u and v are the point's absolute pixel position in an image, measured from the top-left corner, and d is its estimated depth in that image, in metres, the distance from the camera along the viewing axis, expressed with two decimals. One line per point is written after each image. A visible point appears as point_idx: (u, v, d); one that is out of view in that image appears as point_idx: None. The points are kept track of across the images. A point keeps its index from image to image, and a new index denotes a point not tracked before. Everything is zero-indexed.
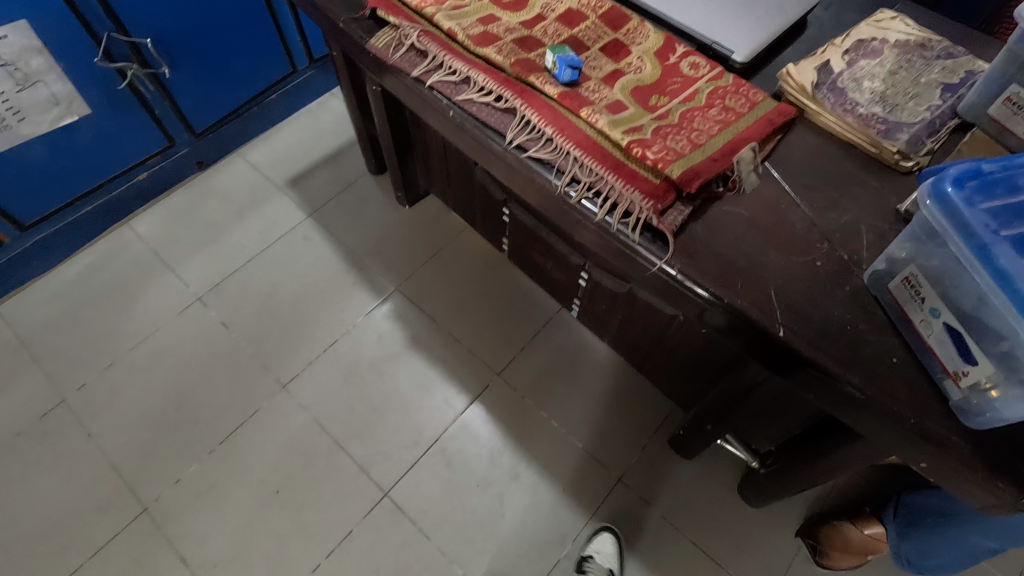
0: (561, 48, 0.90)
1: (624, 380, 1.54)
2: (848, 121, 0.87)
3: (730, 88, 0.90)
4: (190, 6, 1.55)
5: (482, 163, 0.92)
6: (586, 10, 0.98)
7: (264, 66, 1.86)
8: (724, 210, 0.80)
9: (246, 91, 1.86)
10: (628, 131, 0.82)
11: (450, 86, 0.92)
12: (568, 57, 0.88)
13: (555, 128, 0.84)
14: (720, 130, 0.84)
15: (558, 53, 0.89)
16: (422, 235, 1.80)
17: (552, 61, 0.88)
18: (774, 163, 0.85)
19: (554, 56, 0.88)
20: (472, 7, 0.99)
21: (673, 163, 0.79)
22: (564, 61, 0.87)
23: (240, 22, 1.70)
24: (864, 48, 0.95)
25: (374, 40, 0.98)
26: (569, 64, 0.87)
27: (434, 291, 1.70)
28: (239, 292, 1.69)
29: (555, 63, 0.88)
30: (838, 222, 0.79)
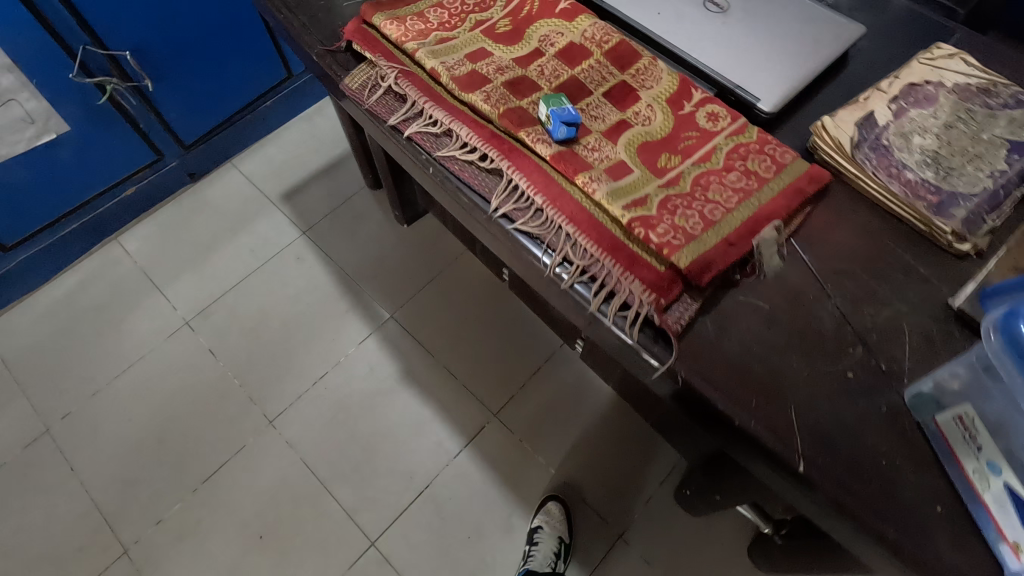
0: (556, 99, 0.78)
1: (630, 425, 1.43)
2: (893, 191, 0.74)
3: (753, 146, 0.77)
4: (172, 14, 1.45)
5: (467, 226, 0.82)
6: (591, 44, 0.85)
7: (257, 73, 1.75)
8: (740, 301, 0.69)
9: (238, 100, 1.76)
10: (631, 204, 0.71)
11: (430, 138, 0.81)
12: (564, 109, 0.76)
13: (546, 197, 0.73)
14: (739, 202, 0.72)
15: (552, 104, 0.76)
16: (420, 257, 1.70)
17: (546, 113, 0.76)
18: (802, 241, 0.73)
19: (548, 108, 0.76)
20: (460, 40, 0.87)
21: (681, 249, 0.67)
22: (559, 113, 0.75)
23: (228, 28, 1.59)
24: (915, 94, 0.81)
25: (347, 80, 0.87)
26: (566, 117, 0.75)
27: (430, 320, 1.60)
28: (228, 316, 1.62)
29: (548, 117, 0.76)
30: (875, 319, 0.67)
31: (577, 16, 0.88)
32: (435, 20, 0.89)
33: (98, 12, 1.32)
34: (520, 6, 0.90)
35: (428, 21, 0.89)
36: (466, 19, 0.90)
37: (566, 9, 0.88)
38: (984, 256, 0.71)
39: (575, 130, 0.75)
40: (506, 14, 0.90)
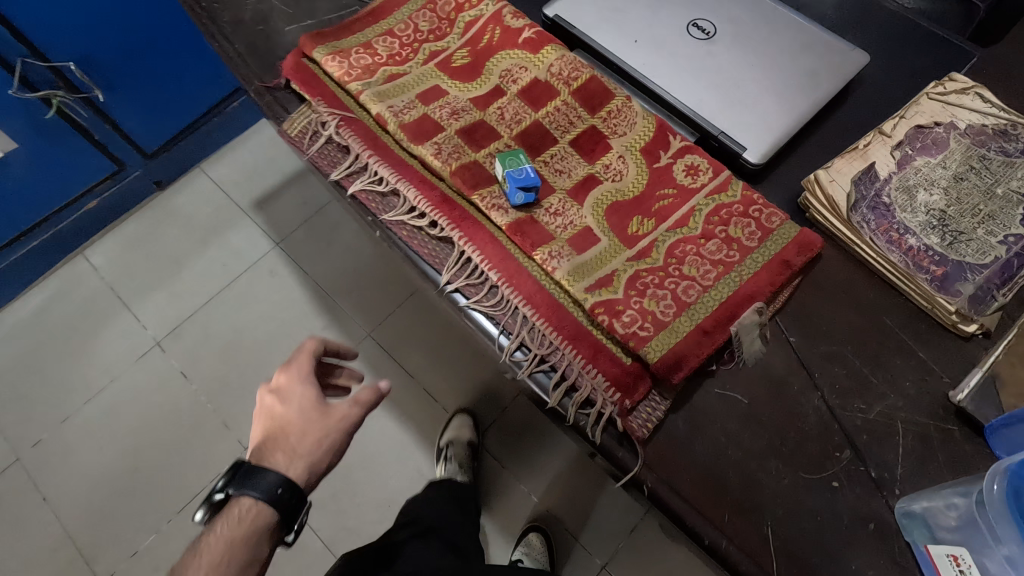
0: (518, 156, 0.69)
1: None
2: (892, 259, 0.66)
3: (737, 207, 0.68)
4: (117, 20, 1.33)
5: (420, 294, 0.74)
6: (557, 81, 0.76)
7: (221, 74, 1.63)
8: (716, 394, 0.62)
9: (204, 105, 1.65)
10: (594, 284, 0.63)
11: (376, 196, 0.72)
12: (525, 168, 0.67)
13: (501, 274, 0.65)
14: (718, 278, 0.64)
15: (512, 163, 0.68)
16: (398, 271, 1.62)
17: (504, 172, 0.67)
18: (788, 320, 0.65)
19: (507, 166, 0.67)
20: (411, 77, 0.78)
21: (650, 341, 0.59)
22: (518, 172, 0.67)
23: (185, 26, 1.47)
24: (922, 138, 0.72)
25: (286, 125, 0.77)
26: (526, 177, 0.66)
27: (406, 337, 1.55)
28: (200, 336, 1.56)
29: (505, 178, 0.67)
30: (865, 416, 0.60)
31: (544, 46, 0.77)
32: (384, 53, 0.79)
33: (33, 18, 1.21)
34: (480, 33, 0.80)
35: (376, 53, 0.79)
36: (419, 49, 0.80)
37: (530, 38, 0.78)
38: (992, 337, 0.63)
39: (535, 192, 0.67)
40: (465, 44, 0.80)
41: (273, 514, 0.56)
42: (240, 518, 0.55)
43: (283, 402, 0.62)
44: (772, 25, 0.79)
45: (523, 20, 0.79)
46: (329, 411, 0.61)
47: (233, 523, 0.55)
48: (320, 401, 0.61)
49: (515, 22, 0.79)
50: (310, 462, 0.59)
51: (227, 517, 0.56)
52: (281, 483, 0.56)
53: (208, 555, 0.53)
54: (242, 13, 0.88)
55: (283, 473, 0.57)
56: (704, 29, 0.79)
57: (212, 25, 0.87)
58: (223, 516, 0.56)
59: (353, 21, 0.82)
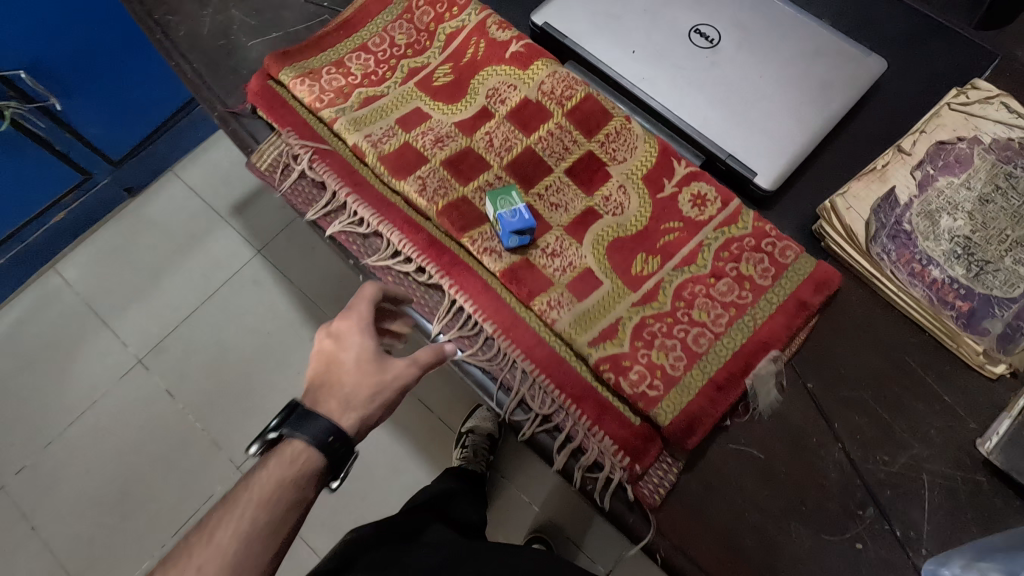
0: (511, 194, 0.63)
1: None
2: (914, 295, 0.61)
3: (748, 241, 0.63)
4: (69, 20, 1.22)
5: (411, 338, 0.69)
6: (549, 102, 0.69)
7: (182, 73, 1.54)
8: (730, 449, 0.58)
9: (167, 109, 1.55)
10: (598, 337, 0.58)
11: (357, 238, 0.66)
12: (518, 209, 0.61)
13: (497, 326, 0.60)
14: (730, 323, 0.60)
15: (504, 202, 0.62)
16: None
17: (495, 213, 0.61)
18: (804, 363, 0.61)
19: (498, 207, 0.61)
20: (389, 99, 0.71)
21: (660, 401, 0.55)
22: (511, 213, 0.61)
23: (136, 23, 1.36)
24: (944, 155, 0.67)
25: (254, 158, 0.71)
26: (520, 219, 0.61)
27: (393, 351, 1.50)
28: (184, 352, 1.50)
29: (496, 219, 0.61)
30: (889, 468, 0.57)
31: (533, 61, 0.70)
32: (357, 72, 0.72)
33: None
34: (462, 47, 0.73)
35: (349, 73, 0.72)
36: (397, 66, 0.73)
37: (518, 52, 0.71)
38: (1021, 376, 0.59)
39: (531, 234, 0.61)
40: (447, 59, 0.73)
41: (323, 460, 0.53)
42: (291, 456, 0.52)
43: (337, 346, 0.57)
44: (781, 31, 0.72)
45: (510, 31, 0.72)
46: (386, 365, 0.56)
47: (284, 463, 0.51)
48: (377, 354, 0.56)
49: (501, 34, 0.72)
50: (365, 413, 0.55)
51: (279, 456, 0.52)
52: (333, 430, 0.53)
53: (257, 493, 0.49)
54: (199, 26, 0.80)
55: (335, 420, 0.54)
56: (707, 37, 0.72)
57: (166, 41, 0.79)
58: (274, 454, 0.52)
59: (322, 36, 0.74)
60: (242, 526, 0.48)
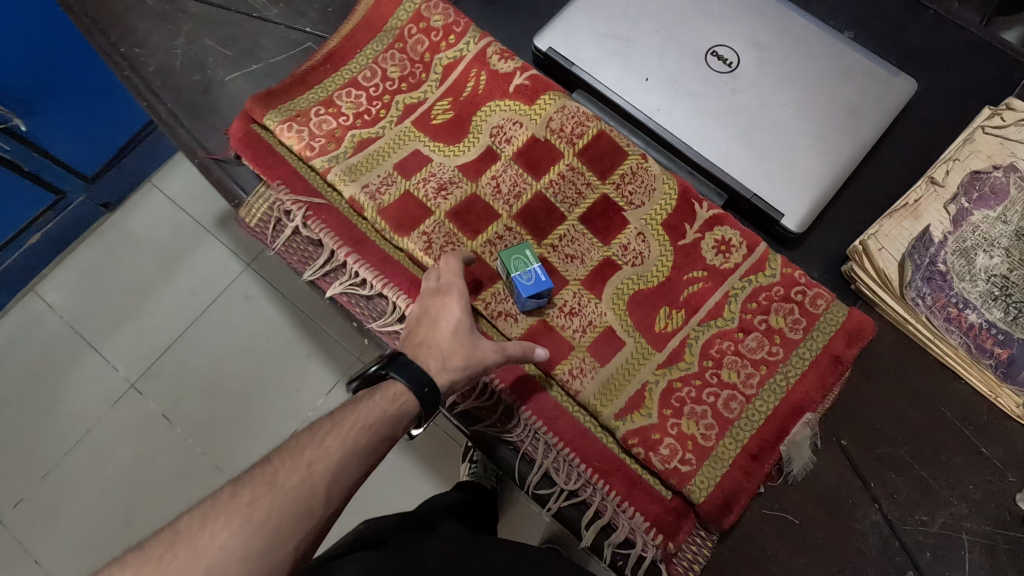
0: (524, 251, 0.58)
1: None
2: (951, 343, 0.58)
3: (777, 290, 0.60)
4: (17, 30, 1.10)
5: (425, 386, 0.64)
6: (559, 140, 0.64)
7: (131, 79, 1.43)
8: (764, 516, 0.56)
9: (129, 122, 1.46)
10: (625, 406, 0.55)
11: (360, 299, 0.62)
12: (533, 270, 0.57)
13: (517, 395, 0.57)
14: (761, 383, 0.57)
15: (518, 262, 0.57)
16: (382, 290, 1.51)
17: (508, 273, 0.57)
18: (838, 418, 0.58)
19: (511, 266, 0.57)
20: (384, 141, 0.65)
21: (693, 477, 0.53)
22: (526, 274, 0.56)
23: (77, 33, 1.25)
24: (979, 185, 0.63)
25: (242, 213, 0.65)
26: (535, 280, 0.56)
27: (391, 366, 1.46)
28: (177, 374, 1.45)
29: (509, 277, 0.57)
30: (928, 529, 0.55)
31: (540, 95, 0.65)
32: (348, 111, 0.66)
33: None
34: (462, 80, 0.67)
35: (339, 113, 0.66)
36: (391, 103, 0.67)
37: (523, 85, 0.66)
38: None
39: (547, 296, 0.57)
40: (445, 93, 0.67)
41: (416, 408, 0.49)
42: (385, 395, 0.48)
43: (430, 317, 0.53)
44: (803, 51, 0.67)
45: (513, 61, 0.66)
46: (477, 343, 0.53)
47: (388, 398, 0.48)
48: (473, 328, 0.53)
49: (504, 65, 0.66)
50: (458, 376, 0.51)
51: (381, 390, 0.49)
52: (428, 381, 0.49)
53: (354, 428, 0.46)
54: (170, 60, 0.73)
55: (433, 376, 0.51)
56: (725, 60, 0.67)
57: (135, 77, 0.72)
58: (374, 390, 0.49)
59: (307, 71, 0.68)
60: (330, 454, 0.44)
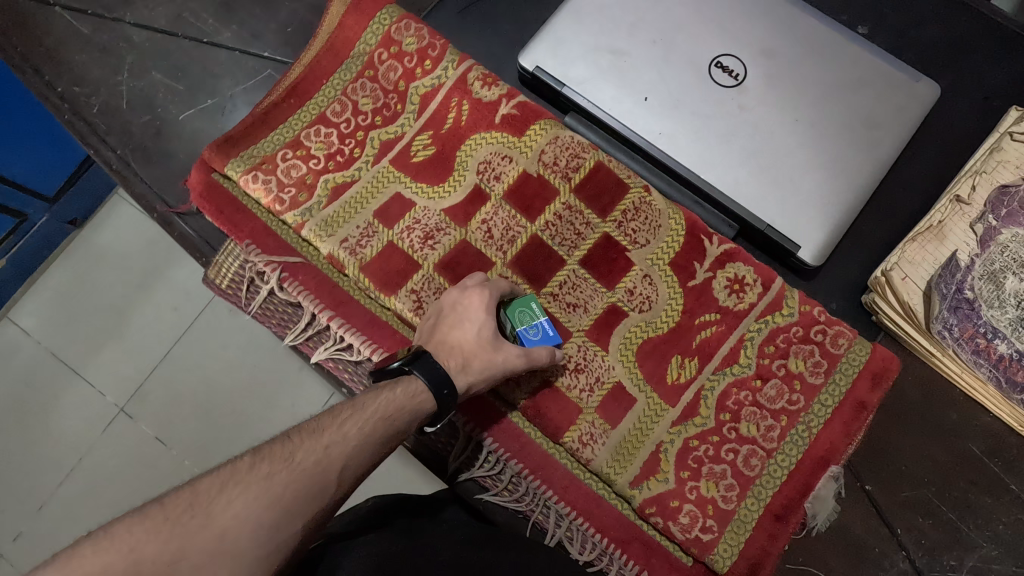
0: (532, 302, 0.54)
1: None
2: (980, 376, 0.55)
3: (796, 331, 0.56)
4: None
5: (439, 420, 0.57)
6: (553, 175, 0.59)
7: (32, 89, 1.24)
8: (787, 569, 0.54)
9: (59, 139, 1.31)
10: (640, 472, 0.52)
11: (348, 363, 0.57)
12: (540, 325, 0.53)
13: (525, 465, 0.53)
14: (782, 435, 0.53)
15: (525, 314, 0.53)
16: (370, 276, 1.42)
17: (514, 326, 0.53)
18: (863, 462, 0.56)
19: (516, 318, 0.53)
20: (362, 185, 0.59)
21: (715, 546, 0.50)
22: (533, 329, 0.53)
23: None
24: (1008, 201, 0.58)
25: (210, 274, 0.60)
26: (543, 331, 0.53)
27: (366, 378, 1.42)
28: (168, 396, 1.17)
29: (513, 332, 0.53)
30: (957, 574, 0.53)
31: (530, 125, 0.60)
32: (319, 153, 0.60)
33: None
34: (442, 111, 0.61)
35: (310, 156, 0.60)
36: (365, 140, 0.61)
37: (510, 115, 0.60)
38: None
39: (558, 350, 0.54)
40: (426, 127, 0.61)
41: (433, 409, 0.47)
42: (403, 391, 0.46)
43: (456, 317, 0.51)
44: (816, 57, 0.61)
45: (498, 87, 0.60)
46: (500, 347, 0.50)
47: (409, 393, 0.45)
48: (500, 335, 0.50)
49: (487, 92, 0.60)
50: (476, 380, 0.49)
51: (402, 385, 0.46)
52: (447, 382, 0.47)
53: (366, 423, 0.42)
54: (116, 98, 0.66)
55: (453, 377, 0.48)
56: (731, 73, 0.61)
57: (78, 121, 0.65)
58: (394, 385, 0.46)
59: (270, 108, 0.61)
60: (348, 439, 0.41)
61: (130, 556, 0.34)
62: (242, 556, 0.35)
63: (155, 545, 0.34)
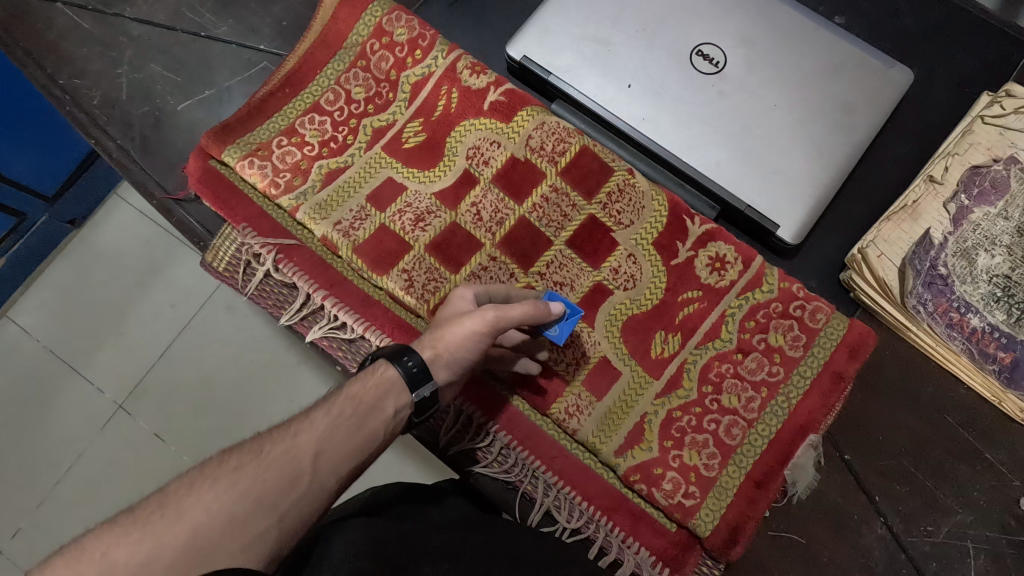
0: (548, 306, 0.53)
1: None
2: (953, 348, 0.57)
3: (776, 306, 0.57)
4: None
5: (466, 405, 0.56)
6: (539, 159, 0.61)
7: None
8: (770, 537, 0.55)
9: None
10: (625, 441, 0.53)
11: (342, 342, 0.59)
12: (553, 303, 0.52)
13: (514, 436, 0.55)
14: (763, 406, 0.55)
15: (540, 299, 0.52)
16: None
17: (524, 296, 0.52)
18: (842, 433, 0.57)
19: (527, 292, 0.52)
20: (355, 170, 0.61)
21: (697, 511, 0.51)
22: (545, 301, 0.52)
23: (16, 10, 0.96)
24: (979, 181, 0.60)
25: (207, 257, 0.61)
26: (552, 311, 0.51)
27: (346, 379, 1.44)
28: (161, 395, 1.17)
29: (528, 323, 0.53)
30: (933, 539, 0.55)
31: (517, 111, 0.62)
32: (313, 140, 0.62)
33: None
34: (433, 98, 0.63)
35: (304, 143, 0.62)
36: (358, 127, 0.63)
37: (498, 101, 0.62)
38: None
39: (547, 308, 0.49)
40: (417, 115, 0.63)
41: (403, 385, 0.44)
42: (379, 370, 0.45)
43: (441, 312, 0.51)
44: (793, 45, 0.63)
45: (486, 75, 0.62)
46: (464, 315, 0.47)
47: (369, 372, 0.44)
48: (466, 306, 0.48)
49: (476, 80, 0.62)
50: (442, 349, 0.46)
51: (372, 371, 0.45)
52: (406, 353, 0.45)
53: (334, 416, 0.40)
54: (116, 89, 0.68)
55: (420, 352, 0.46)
56: (711, 61, 0.63)
57: (79, 112, 0.67)
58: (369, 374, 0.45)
59: (266, 97, 0.63)
60: (316, 429, 0.39)
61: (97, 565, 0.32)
62: (213, 552, 0.33)
63: (120, 551, 0.32)
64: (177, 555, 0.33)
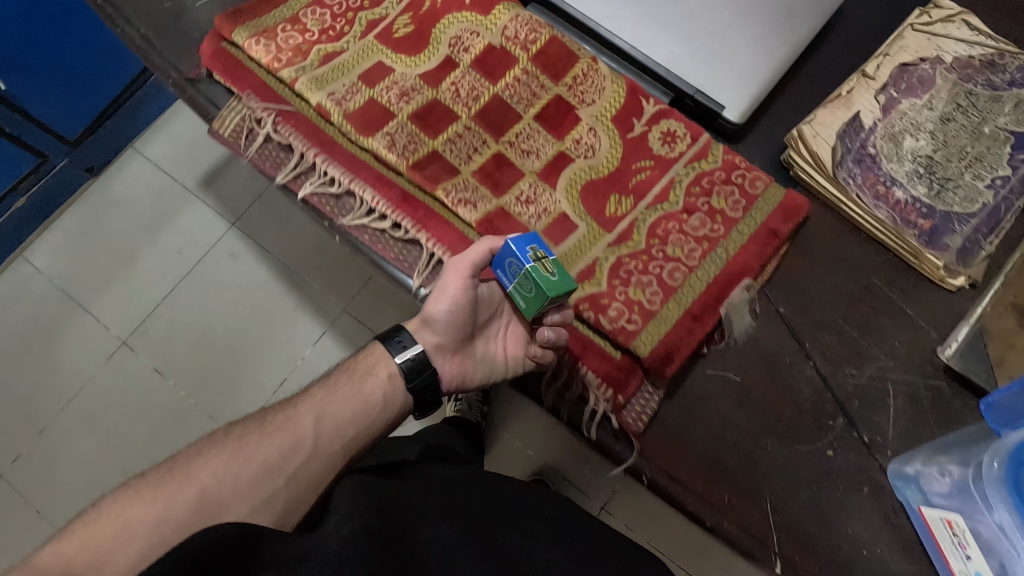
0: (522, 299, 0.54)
1: None
2: (878, 215, 0.63)
3: (719, 175, 0.64)
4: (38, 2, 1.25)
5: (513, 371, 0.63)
6: (514, 46, 0.68)
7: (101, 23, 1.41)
8: (708, 375, 0.61)
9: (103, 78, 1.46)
10: (577, 278, 0.60)
11: (330, 198, 0.66)
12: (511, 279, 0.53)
13: (477, 276, 0.61)
14: (703, 256, 0.61)
15: (524, 286, 0.52)
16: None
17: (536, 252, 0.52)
18: (777, 289, 0.63)
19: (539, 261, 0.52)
20: (350, 54, 0.69)
21: (638, 335, 0.57)
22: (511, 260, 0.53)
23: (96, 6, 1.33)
24: (907, 76, 0.67)
25: (216, 125, 0.69)
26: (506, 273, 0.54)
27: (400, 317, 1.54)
28: (168, 326, 1.51)
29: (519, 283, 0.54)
30: (856, 380, 0.60)
31: (495, 6, 0.70)
32: (313, 28, 0.70)
33: None
34: None
35: (306, 30, 0.70)
36: (355, 19, 0.71)
37: None
38: (978, 287, 0.62)
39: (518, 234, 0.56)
40: (406, 10, 0.71)
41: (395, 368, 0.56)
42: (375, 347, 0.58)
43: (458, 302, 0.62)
44: None
45: None
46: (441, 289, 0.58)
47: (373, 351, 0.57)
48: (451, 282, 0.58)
49: None
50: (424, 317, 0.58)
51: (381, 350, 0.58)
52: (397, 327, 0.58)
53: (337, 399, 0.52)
54: None
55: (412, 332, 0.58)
56: None
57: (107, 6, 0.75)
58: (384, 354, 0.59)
59: None
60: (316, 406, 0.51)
61: (118, 520, 0.41)
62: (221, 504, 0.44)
63: (141, 506, 0.41)
64: (191, 510, 0.42)
